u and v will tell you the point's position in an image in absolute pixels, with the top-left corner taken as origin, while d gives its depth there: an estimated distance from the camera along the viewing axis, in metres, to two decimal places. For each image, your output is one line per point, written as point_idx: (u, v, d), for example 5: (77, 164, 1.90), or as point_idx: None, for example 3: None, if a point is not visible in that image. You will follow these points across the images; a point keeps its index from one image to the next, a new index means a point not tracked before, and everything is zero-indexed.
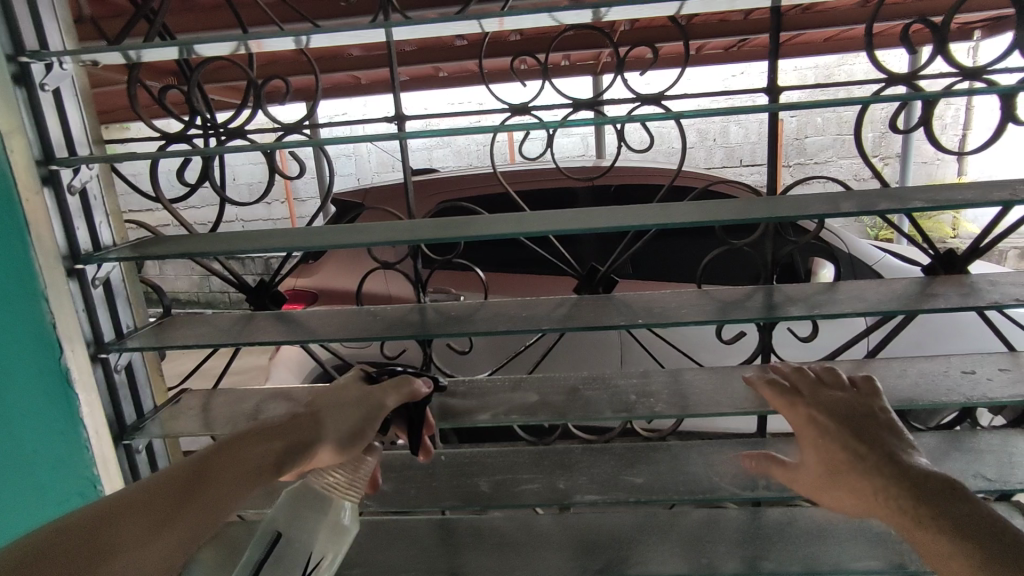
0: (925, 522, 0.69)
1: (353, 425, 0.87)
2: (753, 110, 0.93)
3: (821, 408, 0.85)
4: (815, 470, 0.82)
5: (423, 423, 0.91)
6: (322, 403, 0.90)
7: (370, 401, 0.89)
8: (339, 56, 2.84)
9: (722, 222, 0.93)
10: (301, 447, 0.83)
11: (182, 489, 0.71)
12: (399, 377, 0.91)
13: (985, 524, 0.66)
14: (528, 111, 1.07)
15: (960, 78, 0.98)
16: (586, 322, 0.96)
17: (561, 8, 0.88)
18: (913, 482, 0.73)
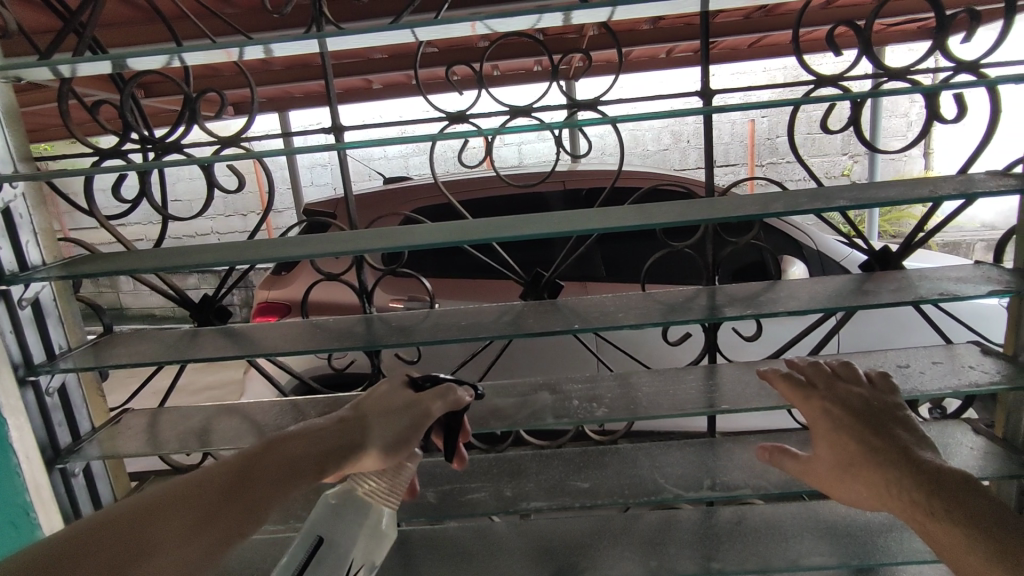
0: (939, 515, 0.72)
1: (399, 432, 0.83)
2: (687, 114, 0.93)
3: (834, 402, 0.85)
4: (828, 462, 0.83)
5: (458, 433, 0.87)
6: (368, 407, 0.87)
7: (416, 408, 0.86)
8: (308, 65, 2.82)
9: (661, 226, 0.93)
10: (343, 451, 0.81)
11: (223, 490, 0.71)
12: (442, 384, 0.88)
13: (997, 519, 0.69)
14: (466, 119, 1.07)
15: (884, 78, 1.00)
16: (529, 329, 0.96)
17: (491, 15, 0.88)
18: (930, 476, 0.75)
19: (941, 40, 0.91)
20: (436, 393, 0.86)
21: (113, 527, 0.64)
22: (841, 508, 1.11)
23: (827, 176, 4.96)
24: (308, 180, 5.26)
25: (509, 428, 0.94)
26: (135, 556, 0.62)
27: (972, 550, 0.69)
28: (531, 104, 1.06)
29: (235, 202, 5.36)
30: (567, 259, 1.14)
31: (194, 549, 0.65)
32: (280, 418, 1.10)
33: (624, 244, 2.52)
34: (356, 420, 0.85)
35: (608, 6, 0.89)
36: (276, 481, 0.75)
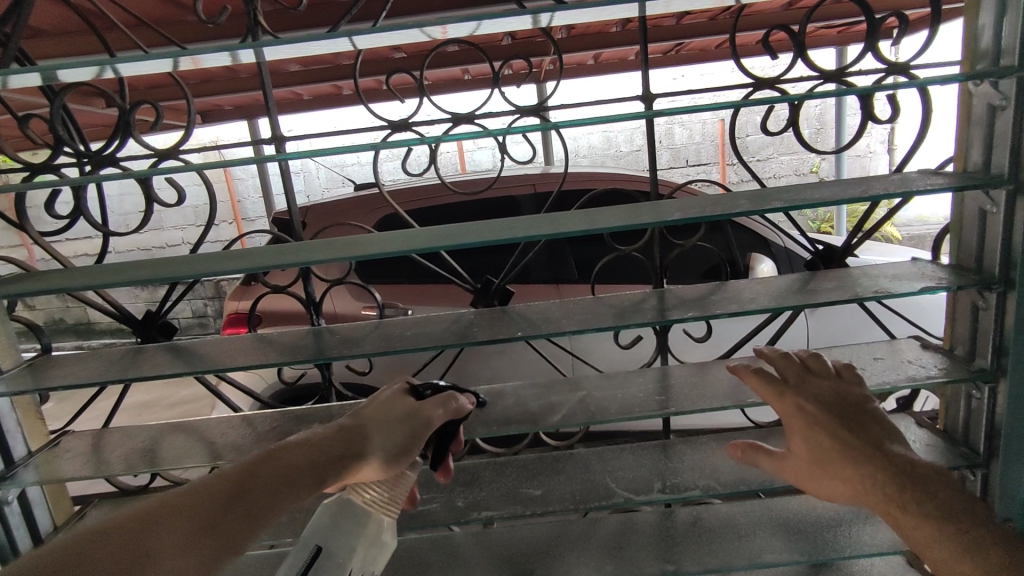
0: (911, 508, 0.74)
1: (401, 439, 0.83)
2: (630, 118, 0.94)
3: (809, 398, 0.84)
4: (803, 458, 0.82)
5: (453, 445, 0.89)
6: (369, 415, 0.87)
7: (418, 416, 0.87)
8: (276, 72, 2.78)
9: (607, 230, 0.94)
10: (340, 460, 0.79)
11: (224, 499, 0.71)
12: (444, 393, 0.90)
13: (962, 510, 0.73)
14: (412, 126, 1.06)
15: (821, 80, 1.02)
16: (480, 337, 0.95)
17: (430, 21, 0.87)
18: (902, 473, 0.77)
19: (873, 44, 0.93)
20: (438, 400, 0.88)
21: (115, 535, 0.64)
22: (793, 505, 1.12)
23: (797, 173, 5.04)
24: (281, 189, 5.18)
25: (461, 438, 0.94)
26: (142, 563, 0.63)
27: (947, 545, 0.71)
28: (474, 111, 1.05)
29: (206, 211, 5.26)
30: (515, 267, 1.14)
31: (194, 557, 0.65)
32: (231, 435, 1.08)
33: (592, 246, 2.53)
34: (355, 429, 0.84)
35: (548, 11, 0.89)
36: (273, 490, 0.74)
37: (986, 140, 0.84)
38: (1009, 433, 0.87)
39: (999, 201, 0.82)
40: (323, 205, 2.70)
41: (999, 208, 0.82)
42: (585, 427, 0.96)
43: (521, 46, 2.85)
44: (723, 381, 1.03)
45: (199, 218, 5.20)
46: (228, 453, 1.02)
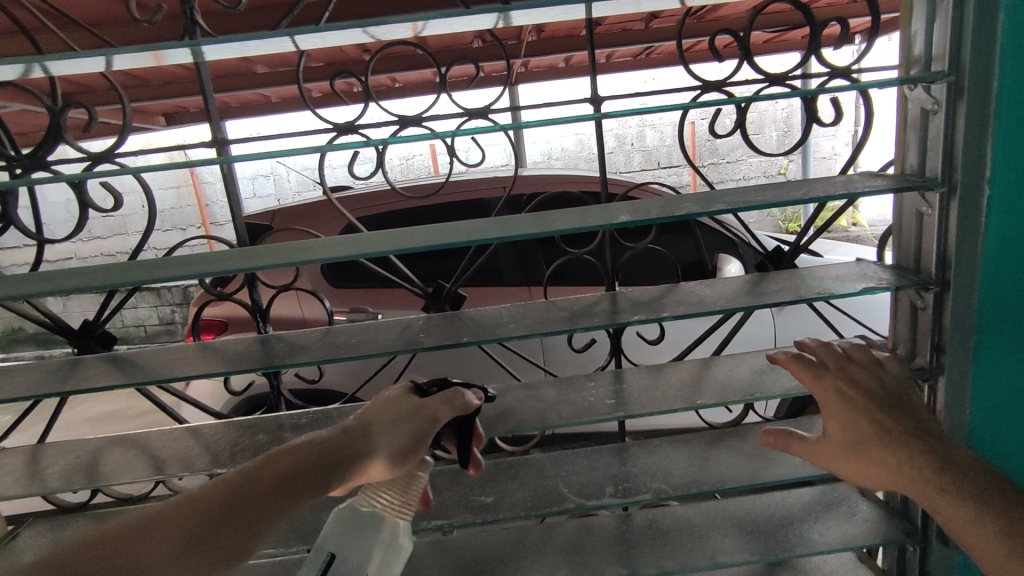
0: (949, 489, 0.72)
1: (408, 439, 0.80)
2: (577, 120, 0.94)
3: (846, 382, 0.85)
4: (839, 442, 0.82)
5: (471, 437, 0.83)
6: (373, 415, 0.84)
7: (423, 414, 0.82)
8: (242, 74, 2.74)
9: (556, 234, 0.93)
10: (343, 462, 0.77)
11: (223, 506, 0.69)
12: (450, 389, 0.83)
13: (1001, 491, 0.71)
14: (357, 129, 1.04)
15: (765, 84, 1.02)
16: (429, 343, 0.94)
17: (369, 22, 0.85)
18: (941, 455, 0.76)
19: (815, 48, 0.95)
20: (443, 397, 0.82)
21: (107, 544, 0.62)
22: (748, 504, 1.13)
23: (766, 175, 5.11)
24: (251, 192, 5.08)
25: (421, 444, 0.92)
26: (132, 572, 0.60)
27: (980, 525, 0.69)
28: (421, 113, 1.01)
29: (172, 215, 5.13)
30: (468, 273, 1.14)
31: (190, 566, 0.63)
32: (176, 446, 1.04)
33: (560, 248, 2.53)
34: (360, 430, 0.81)
35: (495, 12, 0.87)
36: (271, 496, 0.72)
37: (920, 144, 0.86)
38: (946, 428, 0.90)
39: (934, 204, 0.84)
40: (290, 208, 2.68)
41: (935, 211, 0.84)
42: (536, 432, 0.95)
43: (488, 49, 2.85)
44: (675, 383, 1.03)
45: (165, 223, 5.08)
46: (170, 467, 0.98)
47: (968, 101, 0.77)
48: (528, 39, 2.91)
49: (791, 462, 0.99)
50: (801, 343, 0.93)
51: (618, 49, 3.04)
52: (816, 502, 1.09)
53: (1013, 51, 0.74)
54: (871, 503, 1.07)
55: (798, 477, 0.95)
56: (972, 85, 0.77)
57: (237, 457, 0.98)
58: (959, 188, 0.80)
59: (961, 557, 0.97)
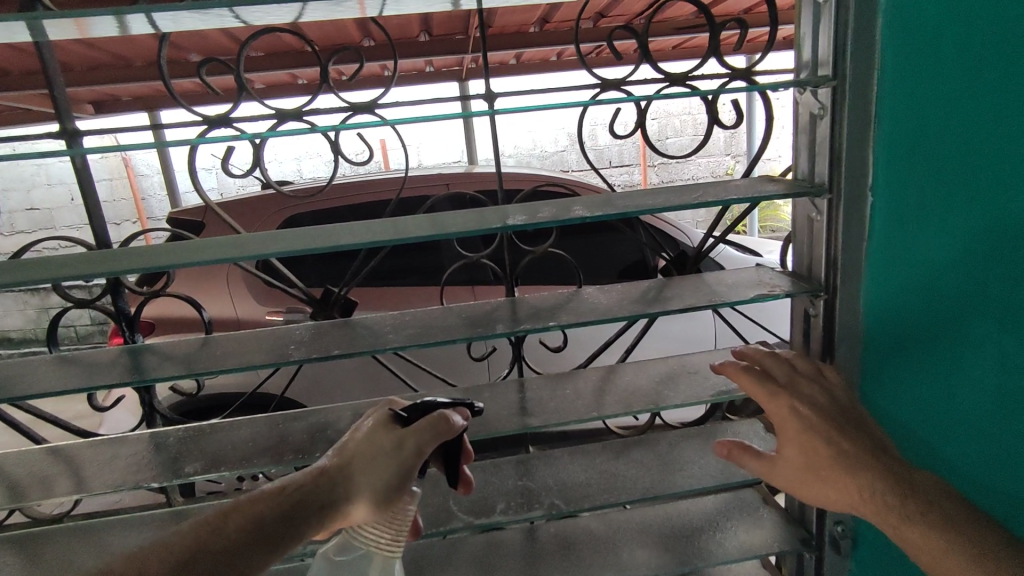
0: (913, 518, 0.68)
1: (390, 480, 0.70)
2: (469, 116, 0.89)
3: (800, 399, 0.80)
4: (795, 464, 0.77)
5: (458, 454, 0.75)
6: (352, 451, 0.73)
7: (405, 449, 0.72)
8: (171, 61, 2.61)
9: (445, 237, 0.88)
10: (306, 510, 0.68)
11: (184, 557, 0.61)
12: (432, 413, 0.74)
13: (967, 519, 0.67)
14: (233, 122, 0.96)
15: (666, 83, 0.99)
16: (310, 353, 0.87)
17: (232, 2, 0.76)
18: (901, 479, 0.71)
19: (715, 48, 0.93)
20: (425, 424, 0.72)
21: None
22: (657, 513, 1.10)
23: (713, 175, 5.14)
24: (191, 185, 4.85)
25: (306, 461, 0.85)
26: None
27: (948, 552, 0.65)
28: (302, 107, 0.94)
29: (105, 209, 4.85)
30: (359, 279, 1.09)
31: None
32: (31, 469, 0.93)
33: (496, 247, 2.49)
34: (337, 469, 0.72)
35: None
36: (229, 551, 0.63)
37: (810, 147, 0.87)
38: None
39: (823, 208, 0.87)
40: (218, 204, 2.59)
41: (823, 215, 0.87)
42: None
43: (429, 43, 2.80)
44: (576, 391, 0.98)
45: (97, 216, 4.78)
46: (19, 494, 0.88)
47: (848, 105, 0.80)
48: (475, 33, 2.86)
49: (693, 472, 0.97)
50: (742, 348, 0.90)
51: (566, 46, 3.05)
52: (719, 512, 1.07)
53: (892, 51, 0.78)
54: (774, 512, 1.05)
55: (696, 487, 0.93)
56: (852, 93, 0.80)
57: (95, 480, 0.89)
58: (844, 190, 0.84)
59: (854, 564, 0.97)
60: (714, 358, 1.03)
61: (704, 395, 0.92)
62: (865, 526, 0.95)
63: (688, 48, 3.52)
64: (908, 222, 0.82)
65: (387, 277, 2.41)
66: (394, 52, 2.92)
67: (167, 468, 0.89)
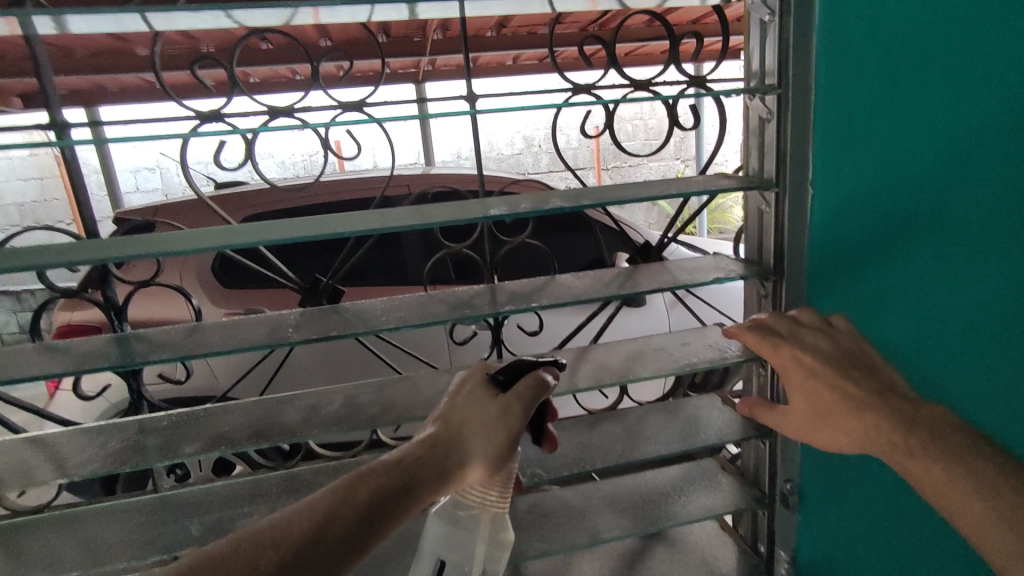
0: (918, 452, 0.73)
1: (503, 444, 0.76)
2: (452, 115, 0.95)
3: (802, 350, 0.88)
4: (806, 412, 0.86)
5: (545, 416, 0.85)
6: (458, 416, 0.77)
7: (511, 413, 0.77)
8: (123, 56, 2.55)
9: (430, 226, 0.94)
10: (429, 473, 0.71)
11: (324, 521, 0.63)
12: (528, 376, 0.81)
13: (973, 450, 0.71)
14: (223, 117, 0.99)
15: (630, 89, 1.09)
16: (301, 337, 0.91)
17: (231, 4, 0.81)
18: (908, 418, 0.77)
19: (673, 58, 1.03)
20: (525, 387, 0.79)
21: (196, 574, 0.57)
22: (624, 483, 1.19)
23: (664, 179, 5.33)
24: (132, 185, 4.63)
25: (300, 439, 0.89)
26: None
27: (953, 480, 0.70)
28: (293, 105, 0.98)
29: (35, 210, 4.60)
30: (343, 271, 1.14)
31: None
32: (14, 457, 0.93)
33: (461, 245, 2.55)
34: (450, 435, 0.75)
35: (367, 4, 0.87)
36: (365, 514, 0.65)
37: (758, 146, 0.98)
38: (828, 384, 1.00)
39: (771, 200, 0.98)
40: (174, 203, 2.56)
41: (771, 206, 0.98)
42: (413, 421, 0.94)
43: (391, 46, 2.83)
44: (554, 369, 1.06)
45: (26, 218, 4.51)
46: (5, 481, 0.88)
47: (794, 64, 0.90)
48: (433, 36, 2.90)
49: (658, 442, 1.06)
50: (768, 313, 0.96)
51: (525, 52, 3.14)
52: (681, 479, 1.17)
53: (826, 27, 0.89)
54: (729, 476, 1.16)
55: (662, 455, 1.03)
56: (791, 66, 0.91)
57: (84, 465, 0.90)
58: (789, 185, 0.95)
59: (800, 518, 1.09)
60: (677, 338, 1.13)
61: (669, 370, 1.01)
62: (807, 480, 1.08)
63: (640, 55, 3.68)
64: (861, 190, 0.91)
65: (354, 276, 2.44)
66: (356, 53, 2.93)
67: (158, 450, 0.91)
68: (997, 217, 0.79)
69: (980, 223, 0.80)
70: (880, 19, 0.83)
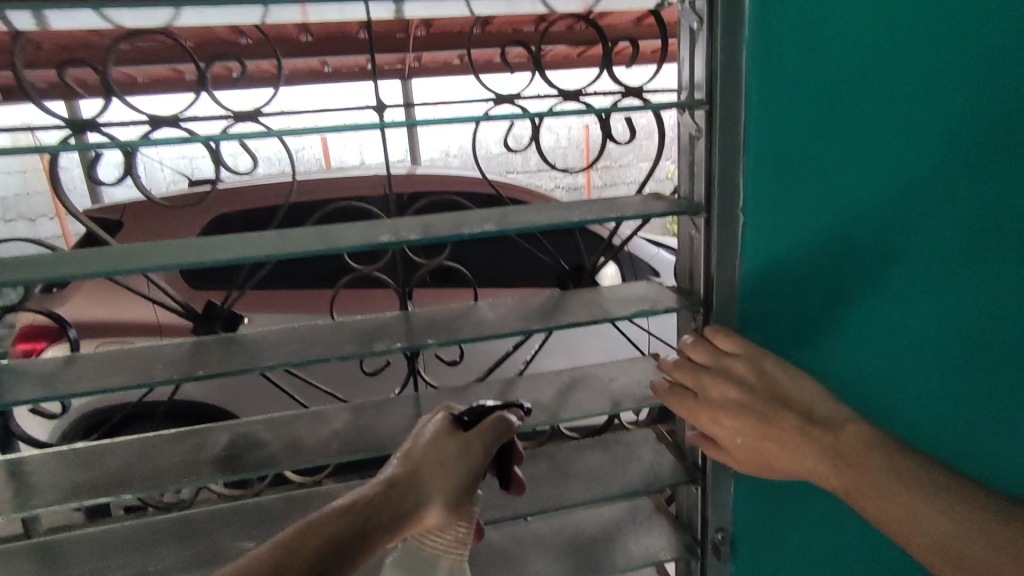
0: (860, 490, 0.73)
1: (461, 486, 0.75)
2: (358, 127, 0.85)
3: (715, 405, 0.84)
4: (743, 460, 0.84)
5: (512, 459, 0.81)
6: (419, 456, 0.76)
7: (471, 453, 0.77)
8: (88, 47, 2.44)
9: (332, 252, 0.85)
10: (383, 520, 0.69)
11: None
12: (492, 415, 0.80)
13: (904, 476, 0.71)
14: (98, 127, 0.86)
15: (560, 99, 1.00)
16: (179, 373, 0.82)
17: (97, 3, 0.72)
18: (834, 451, 0.76)
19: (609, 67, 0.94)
20: (489, 426, 0.79)
21: None
22: (549, 523, 1.11)
23: None
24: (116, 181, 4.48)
25: (169, 489, 0.80)
26: None
27: (900, 514, 0.70)
28: (181, 114, 0.86)
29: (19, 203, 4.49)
30: (247, 289, 1.06)
31: None
32: None
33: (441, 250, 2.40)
34: (409, 476, 0.74)
35: (260, 5, 0.78)
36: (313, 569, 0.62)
37: (689, 167, 0.90)
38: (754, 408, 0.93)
39: (700, 227, 0.89)
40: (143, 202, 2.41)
41: (701, 233, 0.89)
42: (302, 468, 0.84)
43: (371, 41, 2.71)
44: (473, 403, 0.96)
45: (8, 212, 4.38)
46: None
47: (723, 92, 0.81)
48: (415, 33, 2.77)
49: (579, 486, 0.99)
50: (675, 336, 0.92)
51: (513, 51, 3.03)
52: (610, 520, 1.09)
53: (755, 45, 0.81)
54: (663, 521, 1.08)
55: (582, 501, 0.95)
56: (724, 92, 0.82)
57: None
58: (717, 208, 0.86)
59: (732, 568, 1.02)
60: (610, 371, 1.04)
61: (591, 410, 0.92)
62: (741, 530, 1.00)
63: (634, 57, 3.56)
64: (808, 231, 0.88)
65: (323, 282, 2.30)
66: (336, 49, 2.82)
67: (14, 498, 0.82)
68: (944, 236, 0.85)
69: (931, 242, 0.85)
70: (811, 43, 0.81)
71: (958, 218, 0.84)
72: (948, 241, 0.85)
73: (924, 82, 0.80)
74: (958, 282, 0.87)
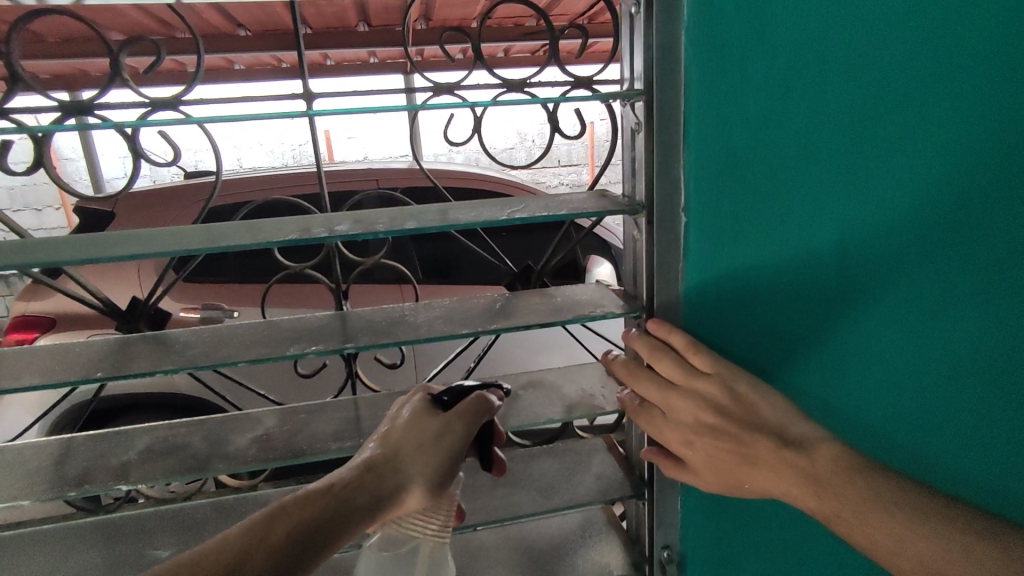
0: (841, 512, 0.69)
1: (445, 467, 0.68)
2: (283, 115, 0.79)
3: (686, 428, 0.80)
4: (716, 484, 0.80)
5: (493, 438, 0.76)
6: (397, 437, 0.69)
7: (452, 433, 0.70)
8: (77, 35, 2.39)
9: (262, 247, 0.80)
10: (362, 504, 0.61)
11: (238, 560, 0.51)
12: (471, 395, 0.74)
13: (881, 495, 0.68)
14: (6, 113, 0.78)
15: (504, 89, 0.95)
16: (92, 374, 0.78)
17: None
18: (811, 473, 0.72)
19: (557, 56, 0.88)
20: (468, 405, 0.72)
21: None
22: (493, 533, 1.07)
23: None
24: (120, 173, 4.43)
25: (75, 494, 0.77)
26: None
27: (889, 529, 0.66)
28: (98, 100, 0.80)
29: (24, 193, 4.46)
30: (180, 284, 1.03)
31: None
32: None
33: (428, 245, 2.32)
34: (387, 457, 0.66)
35: None
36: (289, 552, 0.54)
37: (631, 164, 0.87)
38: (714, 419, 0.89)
39: (642, 229, 0.87)
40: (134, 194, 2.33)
41: (642, 234, 0.87)
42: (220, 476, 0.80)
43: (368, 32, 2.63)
44: None
45: (15, 202, 4.35)
46: None
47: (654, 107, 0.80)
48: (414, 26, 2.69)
49: (522, 496, 0.94)
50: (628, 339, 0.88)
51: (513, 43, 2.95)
52: (555, 532, 1.05)
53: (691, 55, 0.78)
54: (613, 536, 1.03)
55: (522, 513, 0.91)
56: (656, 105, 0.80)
57: None
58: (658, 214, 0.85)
59: None
60: (559, 378, 0.99)
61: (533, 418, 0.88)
62: (689, 547, 0.96)
63: None
64: (765, 244, 0.83)
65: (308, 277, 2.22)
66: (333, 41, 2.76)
67: None
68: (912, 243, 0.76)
69: (899, 254, 0.77)
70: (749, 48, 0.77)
71: (928, 227, 0.75)
72: (925, 242, 0.75)
73: (877, 78, 0.72)
74: (936, 291, 0.77)
